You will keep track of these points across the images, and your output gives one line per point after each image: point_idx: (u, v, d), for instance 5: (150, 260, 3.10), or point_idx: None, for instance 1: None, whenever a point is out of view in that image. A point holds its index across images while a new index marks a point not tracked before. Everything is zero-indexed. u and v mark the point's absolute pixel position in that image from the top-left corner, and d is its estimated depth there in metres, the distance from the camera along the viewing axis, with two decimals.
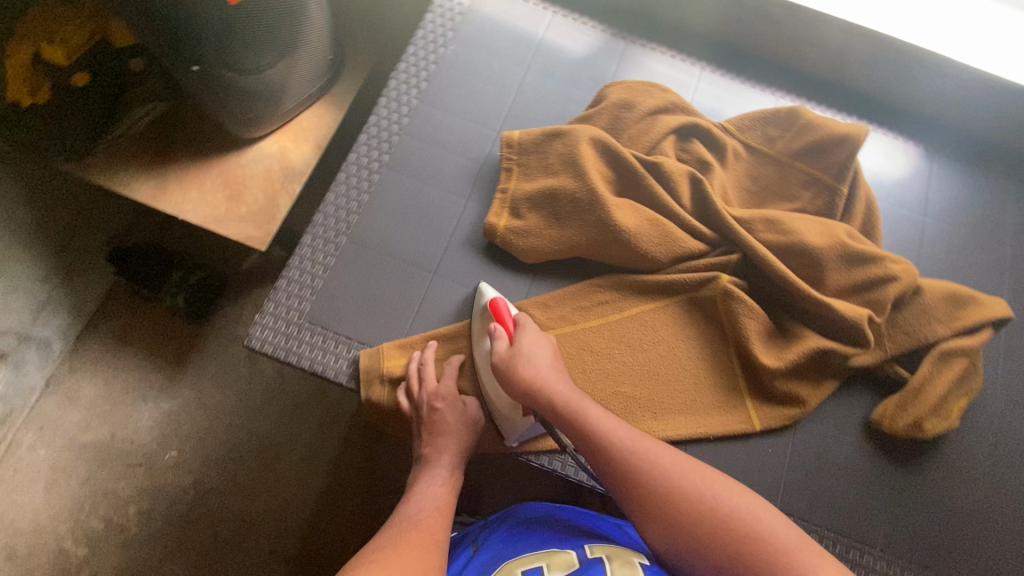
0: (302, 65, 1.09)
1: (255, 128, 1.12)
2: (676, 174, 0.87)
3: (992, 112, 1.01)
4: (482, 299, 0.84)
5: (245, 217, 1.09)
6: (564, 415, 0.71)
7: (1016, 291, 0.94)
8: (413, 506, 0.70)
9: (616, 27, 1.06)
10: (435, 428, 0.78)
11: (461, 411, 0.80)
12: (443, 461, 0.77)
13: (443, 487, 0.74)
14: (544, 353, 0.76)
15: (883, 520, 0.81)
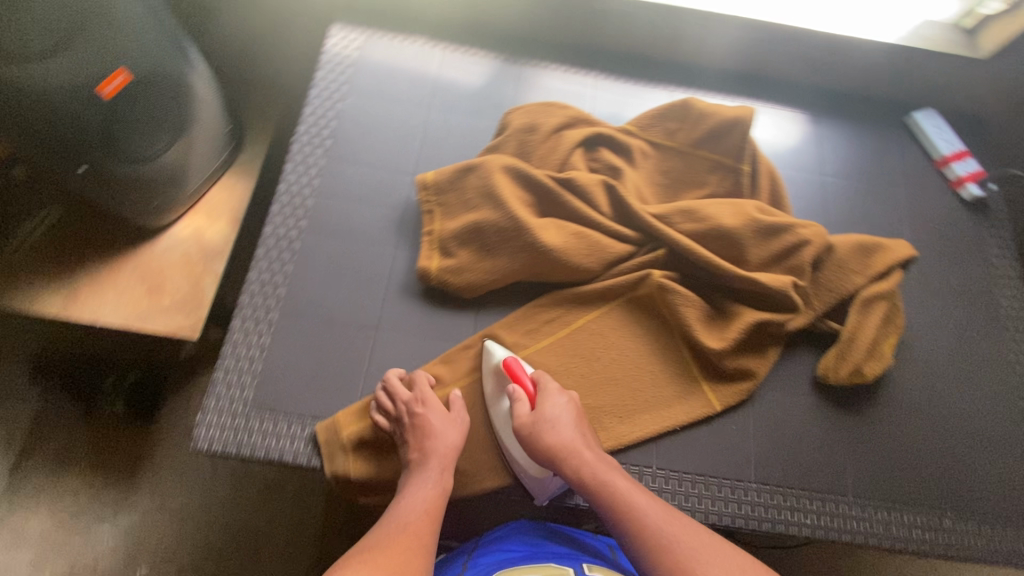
0: (200, 143, 1.05)
1: (162, 215, 1.05)
2: (590, 185, 0.90)
3: (861, 70, 1.10)
4: (493, 358, 0.84)
5: (171, 308, 1.02)
6: (585, 480, 0.72)
7: (915, 227, 1.02)
8: (398, 510, 0.70)
9: (507, 53, 1.09)
10: (419, 434, 0.77)
11: (444, 415, 0.79)
12: (430, 463, 0.75)
13: (431, 488, 0.73)
14: (567, 415, 0.77)
15: (849, 467, 0.85)
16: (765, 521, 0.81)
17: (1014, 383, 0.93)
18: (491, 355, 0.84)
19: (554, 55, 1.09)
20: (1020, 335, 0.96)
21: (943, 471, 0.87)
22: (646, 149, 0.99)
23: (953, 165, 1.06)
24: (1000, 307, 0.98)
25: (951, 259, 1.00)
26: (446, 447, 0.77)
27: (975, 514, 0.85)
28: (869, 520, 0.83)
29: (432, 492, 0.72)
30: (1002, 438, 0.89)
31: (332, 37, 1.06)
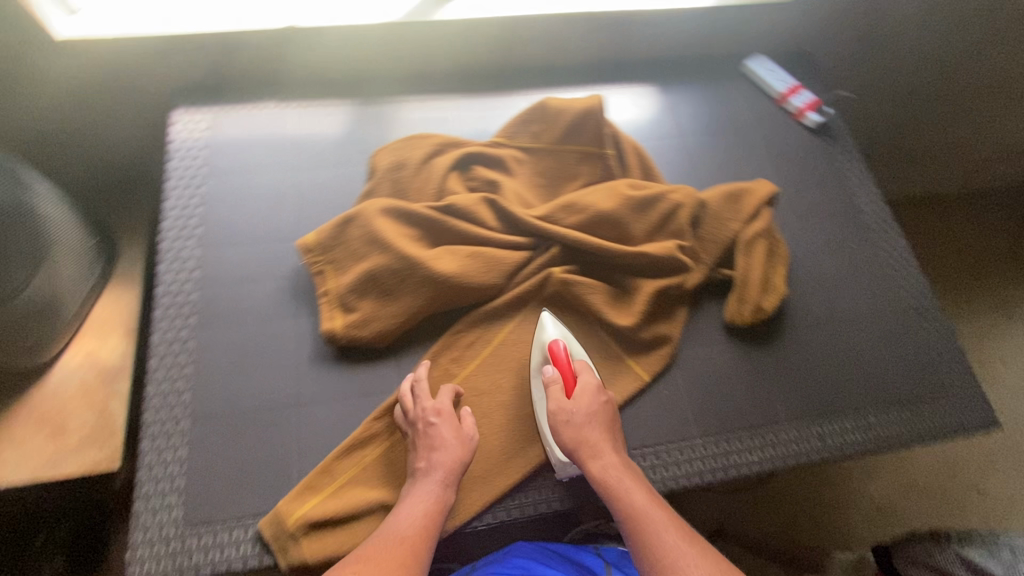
0: (64, 265, 0.96)
1: (42, 352, 0.96)
2: (472, 205, 0.91)
3: (693, 34, 1.18)
4: (544, 334, 0.88)
5: (79, 447, 0.94)
6: (606, 484, 0.73)
7: (775, 163, 1.11)
8: (395, 517, 0.71)
9: (360, 98, 1.09)
10: (427, 443, 0.78)
11: (452, 429, 0.79)
12: (433, 474, 0.75)
13: (429, 500, 0.73)
14: (598, 417, 0.79)
15: (778, 396, 0.91)
16: (718, 470, 0.85)
17: (894, 277, 1.02)
18: (544, 328, 0.88)
19: (409, 89, 1.11)
20: (888, 233, 1.06)
21: (858, 373, 0.94)
22: (517, 155, 1.02)
23: (791, 99, 1.15)
24: (865, 214, 1.08)
25: (813, 183, 1.10)
26: (449, 461, 0.76)
27: (894, 403, 0.93)
28: (807, 438, 0.89)
29: (429, 502, 0.73)
30: (898, 329, 0.98)
31: (177, 124, 1.03)
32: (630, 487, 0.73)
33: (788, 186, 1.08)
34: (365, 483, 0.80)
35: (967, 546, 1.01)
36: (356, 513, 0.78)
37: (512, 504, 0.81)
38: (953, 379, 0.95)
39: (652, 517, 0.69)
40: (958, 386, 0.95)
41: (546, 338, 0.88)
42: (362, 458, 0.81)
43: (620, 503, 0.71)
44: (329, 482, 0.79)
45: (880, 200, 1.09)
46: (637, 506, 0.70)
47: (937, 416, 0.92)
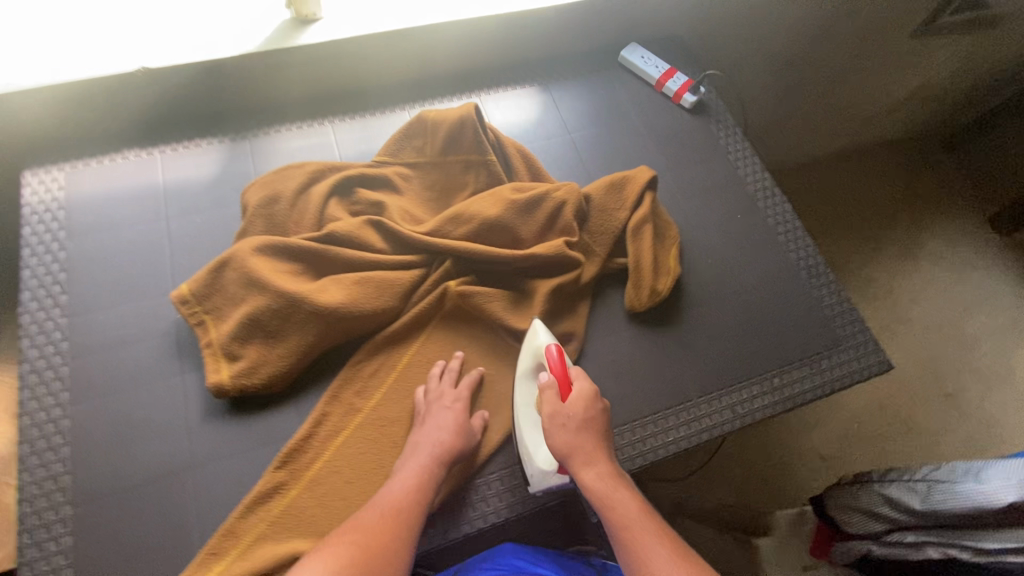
0: None
1: None
2: (355, 230, 0.88)
3: (565, 32, 1.19)
4: (538, 338, 0.86)
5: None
6: (599, 494, 0.73)
7: (659, 146, 1.14)
8: (387, 489, 0.73)
9: (231, 133, 1.05)
10: (431, 423, 0.80)
11: (455, 417, 0.80)
12: (431, 451, 0.77)
13: (423, 475, 0.74)
14: (593, 424, 0.78)
15: (686, 374, 0.93)
16: (637, 457, 0.86)
17: (783, 241, 1.06)
18: (536, 332, 0.86)
19: (284, 119, 1.08)
20: (772, 200, 1.10)
21: (761, 337, 0.97)
22: (401, 172, 0.99)
23: (667, 84, 1.18)
24: (749, 184, 1.12)
25: (698, 161, 1.13)
26: (448, 443, 0.77)
27: (794, 361, 0.96)
28: (718, 409, 0.91)
29: (420, 476, 0.74)
30: (792, 289, 1.02)
31: (27, 186, 0.95)
32: (621, 498, 0.73)
33: (672, 167, 1.12)
34: (276, 537, 0.75)
35: (888, 485, 1.05)
36: (268, 569, 0.73)
37: (435, 530, 0.79)
38: (847, 329, 1.00)
39: (639, 529, 0.70)
40: (852, 336, 0.99)
41: (538, 343, 0.86)
42: (268, 513, 0.77)
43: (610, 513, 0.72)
44: (235, 543, 0.75)
45: (761, 169, 1.14)
46: (627, 518, 0.71)
47: (835, 366, 0.96)
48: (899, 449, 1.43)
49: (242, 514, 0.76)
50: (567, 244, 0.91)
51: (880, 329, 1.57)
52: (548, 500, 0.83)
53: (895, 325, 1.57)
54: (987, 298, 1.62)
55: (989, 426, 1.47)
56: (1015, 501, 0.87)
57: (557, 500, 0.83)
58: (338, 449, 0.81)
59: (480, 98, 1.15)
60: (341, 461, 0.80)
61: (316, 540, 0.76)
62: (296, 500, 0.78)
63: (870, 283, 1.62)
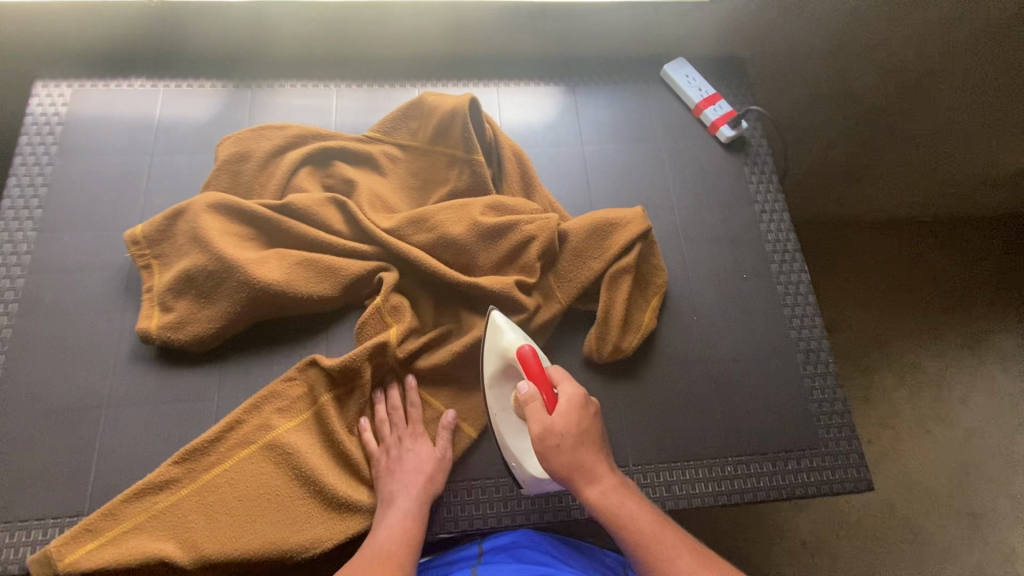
0: None
1: None
2: (314, 207, 0.84)
3: (606, 29, 1.07)
4: (507, 340, 0.77)
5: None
6: (607, 511, 0.65)
7: (678, 179, 1.02)
8: (372, 546, 0.69)
9: (236, 78, 1.03)
10: (402, 466, 0.77)
11: (424, 454, 0.78)
12: (409, 496, 0.75)
13: (408, 520, 0.73)
14: (588, 435, 0.69)
15: (628, 438, 0.83)
16: (545, 513, 0.80)
17: (786, 315, 0.93)
18: (501, 333, 0.78)
19: (289, 73, 1.04)
20: (789, 267, 0.97)
21: (726, 417, 0.86)
22: (388, 154, 0.93)
23: (706, 111, 1.05)
24: (767, 243, 0.98)
25: (716, 204, 1.00)
26: (425, 484, 0.76)
27: (756, 454, 0.85)
28: (653, 487, 0.81)
29: (408, 524, 0.72)
30: (780, 373, 0.89)
31: (35, 96, 0.97)
32: (631, 512, 0.65)
33: (684, 204, 1.00)
34: (151, 536, 0.72)
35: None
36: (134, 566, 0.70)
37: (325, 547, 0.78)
38: (829, 433, 0.87)
39: (659, 540, 0.63)
40: (832, 442, 0.87)
41: (507, 344, 0.77)
42: (151, 505, 0.74)
43: (625, 534, 0.64)
44: (109, 526, 0.72)
45: (788, 228, 1.00)
46: (644, 532, 0.63)
47: (805, 472, 0.84)
48: (899, 565, 1.23)
49: (125, 501, 0.73)
50: (520, 284, 0.84)
51: (913, 425, 1.33)
52: (439, 533, 0.78)
53: (933, 424, 1.33)
54: None
55: (1018, 570, 1.22)
56: None
57: (449, 533, 0.78)
58: (240, 463, 0.77)
59: (497, 89, 1.06)
60: (239, 474, 0.77)
61: (188, 540, 0.73)
62: (182, 501, 0.75)
63: (918, 371, 1.38)
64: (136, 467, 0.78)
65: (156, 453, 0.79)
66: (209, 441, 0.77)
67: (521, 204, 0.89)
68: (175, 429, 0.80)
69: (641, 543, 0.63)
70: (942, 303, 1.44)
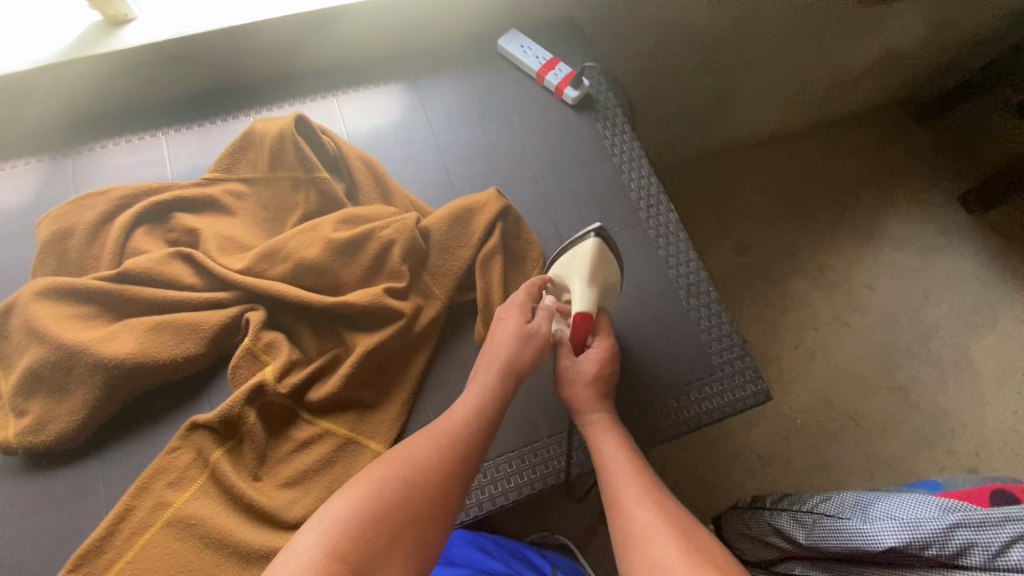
0: None
1: None
2: (155, 265, 0.79)
3: (429, 18, 1.05)
4: (581, 275, 0.82)
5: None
6: (597, 443, 0.74)
7: (535, 149, 1.02)
8: (452, 410, 0.68)
9: (51, 150, 0.95)
10: (496, 336, 0.76)
11: (515, 328, 0.76)
12: (496, 365, 0.72)
13: (491, 395, 0.70)
14: (604, 383, 0.79)
15: (537, 413, 0.85)
16: (473, 507, 0.80)
17: (662, 257, 0.96)
18: (586, 263, 0.82)
19: (108, 134, 0.97)
20: (656, 209, 0.99)
21: (624, 367, 0.89)
22: (232, 191, 0.88)
23: (547, 77, 1.06)
24: (632, 192, 1.00)
25: (576, 165, 1.01)
26: (514, 356, 0.73)
27: (660, 394, 0.87)
28: (567, 453, 0.83)
29: (488, 398, 0.70)
30: (665, 313, 0.92)
31: None
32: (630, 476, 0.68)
33: (546, 173, 1.00)
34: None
35: (777, 514, 0.90)
36: None
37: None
38: (722, 357, 0.90)
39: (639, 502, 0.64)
40: (728, 364, 0.90)
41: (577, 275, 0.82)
42: None
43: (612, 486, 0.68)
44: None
45: (649, 173, 1.02)
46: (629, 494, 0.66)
47: (708, 398, 0.88)
48: (842, 451, 1.30)
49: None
50: (393, 290, 0.83)
51: (830, 320, 1.41)
52: None
53: (841, 317, 1.41)
54: (950, 286, 1.45)
55: (942, 426, 1.32)
56: (894, 548, 0.73)
57: None
58: (143, 549, 0.73)
59: (333, 101, 1.03)
60: (143, 563, 0.72)
61: None
62: None
63: (828, 270, 1.46)
64: None
65: (48, 563, 0.73)
66: (103, 536, 0.72)
67: (378, 211, 0.86)
68: (64, 533, 0.75)
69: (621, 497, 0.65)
70: (826, 203, 1.52)
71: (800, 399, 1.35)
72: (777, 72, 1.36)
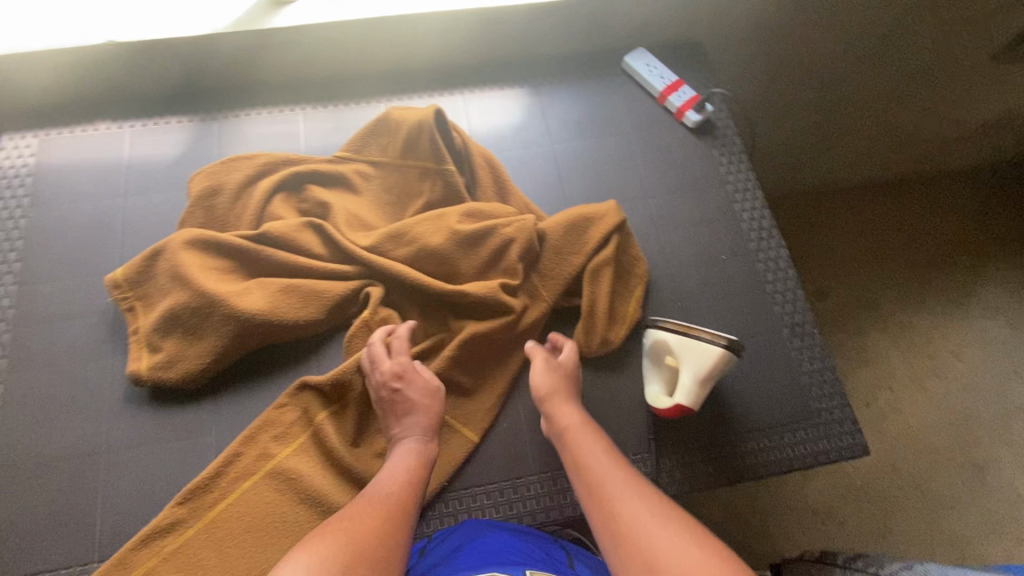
0: None
1: None
2: (290, 232, 0.85)
3: (563, 28, 1.08)
4: (698, 373, 0.75)
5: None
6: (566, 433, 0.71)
7: (650, 167, 1.03)
8: (379, 480, 0.67)
9: (202, 112, 1.03)
10: (402, 407, 0.76)
11: (422, 386, 0.77)
12: (414, 431, 0.74)
13: (417, 454, 0.72)
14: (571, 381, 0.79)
15: (627, 429, 0.84)
16: (553, 510, 0.81)
17: (768, 292, 0.95)
18: (705, 366, 0.75)
19: (253, 103, 1.04)
20: (766, 243, 0.98)
21: (718, 397, 0.87)
22: (362, 172, 0.93)
23: (670, 98, 1.06)
24: (742, 222, 1.00)
25: (689, 189, 1.02)
26: (427, 419, 0.75)
27: (751, 431, 0.86)
28: (653, 474, 0.82)
29: (416, 458, 0.71)
30: (766, 349, 0.91)
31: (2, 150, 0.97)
32: (605, 468, 0.64)
33: (658, 192, 1.01)
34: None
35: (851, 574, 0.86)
36: None
37: None
38: (821, 403, 0.88)
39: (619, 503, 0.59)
40: (825, 411, 0.88)
41: (692, 368, 0.76)
42: (160, 549, 0.73)
43: (586, 473, 0.64)
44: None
45: (762, 206, 1.01)
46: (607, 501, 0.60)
47: (799, 443, 0.86)
48: (914, 521, 1.23)
49: (134, 548, 0.73)
50: (505, 286, 0.85)
51: (903, 380, 1.34)
52: None
53: (930, 380, 1.34)
54: None
55: None
56: None
57: None
58: (243, 495, 0.77)
59: (462, 97, 1.06)
60: (244, 507, 0.77)
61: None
62: (190, 541, 0.74)
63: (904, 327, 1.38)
64: (142, 506, 0.78)
65: (162, 490, 0.79)
66: (212, 475, 0.77)
67: (499, 209, 0.89)
68: (177, 466, 0.80)
69: (597, 482, 0.62)
70: (928, 260, 1.45)
71: (874, 458, 1.29)
72: (896, 119, 1.32)
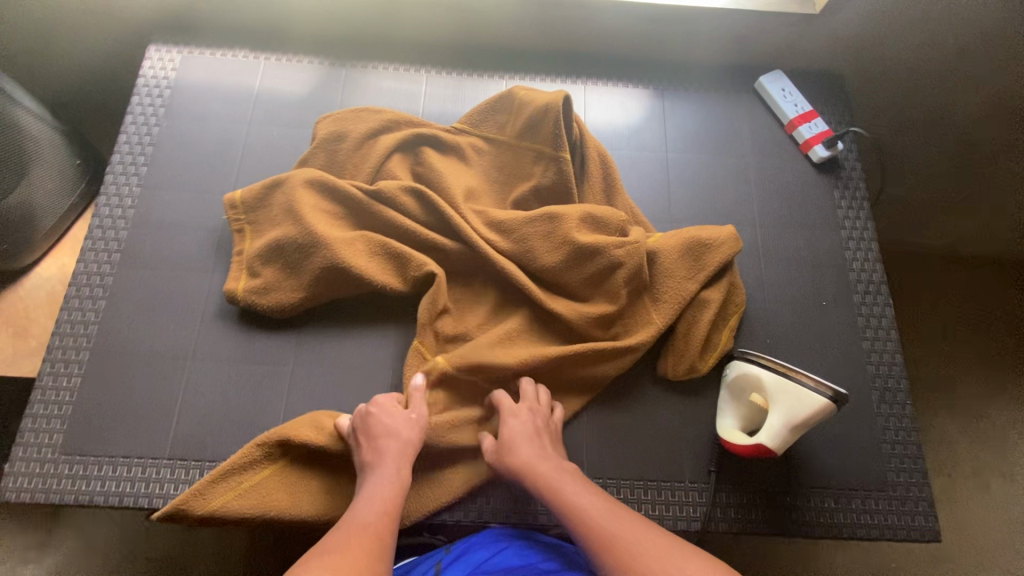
0: (41, 176, 0.96)
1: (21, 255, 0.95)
2: (401, 192, 0.87)
3: (704, 36, 1.04)
4: (792, 415, 0.72)
5: (39, 353, 0.91)
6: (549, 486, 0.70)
7: (765, 195, 0.99)
8: (353, 517, 0.65)
9: (333, 57, 1.05)
10: (375, 436, 0.74)
11: (398, 418, 0.76)
12: (384, 459, 0.72)
13: (390, 483, 0.70)
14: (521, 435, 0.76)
15: (687, 454, 0.82)
16: None
17: (865, 350, 0.90)
18: (802, 409, 0.71)
19: (383, 56, 1.06)
20: (873, 299, 0.93)
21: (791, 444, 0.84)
22: (475, 145, 0.94)
23: (800, 127, 1.02)
24: (852, 272, 0.94)
25: (802, 226, 0.97)
26: (396, 446, 0.73)
27: (819, 488, 0.82)
28: (707, 505, 0.80)
29: (390, 487, 0.70)
30: (850, 408, 0.86)
31: (148, 59, 1.03)
32: (598, 511, 0.67)
33: (767, 222, 0.97)
34: (239, 511, 0.75)
35: None
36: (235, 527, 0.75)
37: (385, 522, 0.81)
38: (899, 477, 0.83)
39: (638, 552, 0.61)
40: (901, 487, 0.83)
41: (781, 408, 0.73)
42: (238, 484, 0.76)
43: (579, 519, 0.66)
44: (201, 505, 0.75)
45: (877, 259, 0.95)
46: (618, 543, 0.63)
47: (868, 512, 0.81)
48: None
49: (210, 483, 0.75)
50: (599, 302, 0.84)
51: (971, 478, 1.17)
52: (494, 521, 0.79)
53: None
54: None
55: None
56: None
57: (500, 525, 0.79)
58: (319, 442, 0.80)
59: (586, 87, 1.05)
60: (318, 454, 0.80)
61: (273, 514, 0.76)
62: (266, 480, 0.77)
63: (987, 422, 1.20)
64: (215, 417, 0.82)
65: (234, 407, 0.83)
66: (288, 426, 0.78)
67: (620, 216, 0.86)
68: (251, 387, 0.84)
69: (591, 522, 0.65)
70: None
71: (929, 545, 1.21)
72: None
